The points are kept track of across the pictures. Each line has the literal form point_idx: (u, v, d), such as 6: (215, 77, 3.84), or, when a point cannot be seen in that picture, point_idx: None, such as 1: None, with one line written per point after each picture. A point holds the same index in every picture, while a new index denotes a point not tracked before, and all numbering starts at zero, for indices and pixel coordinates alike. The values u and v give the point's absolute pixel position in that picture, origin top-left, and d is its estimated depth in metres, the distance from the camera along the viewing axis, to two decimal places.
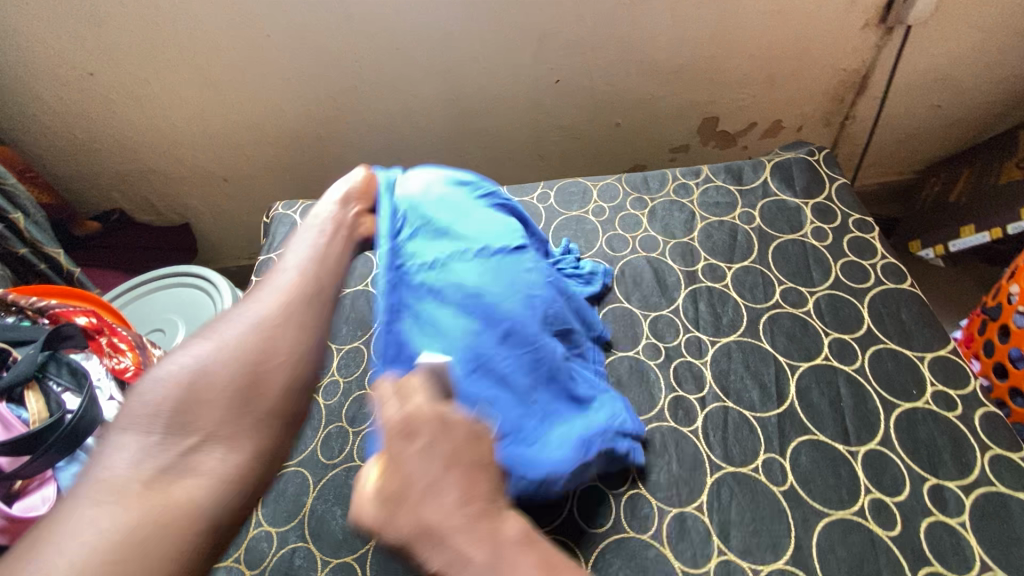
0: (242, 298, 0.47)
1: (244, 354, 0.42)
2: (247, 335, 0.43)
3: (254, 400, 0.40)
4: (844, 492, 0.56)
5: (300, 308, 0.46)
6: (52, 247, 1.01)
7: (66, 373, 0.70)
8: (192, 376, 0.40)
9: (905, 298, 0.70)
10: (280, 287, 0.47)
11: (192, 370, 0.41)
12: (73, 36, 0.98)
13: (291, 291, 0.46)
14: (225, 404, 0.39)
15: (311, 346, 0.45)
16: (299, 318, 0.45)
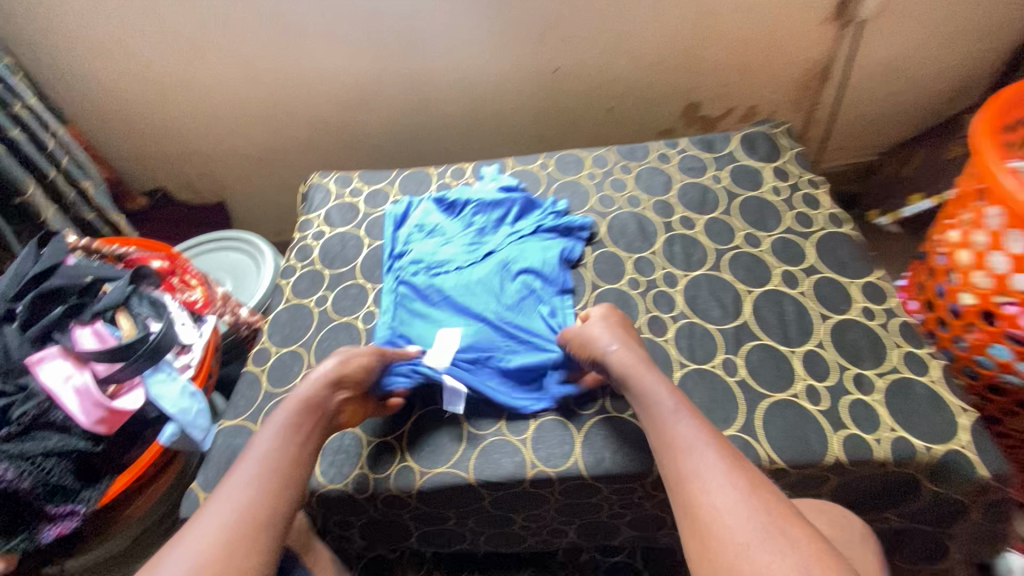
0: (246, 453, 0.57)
1: (242, 509, 0.51)
2: (244, 495, 0.52)
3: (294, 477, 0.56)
4: (784, 380, 0.70)
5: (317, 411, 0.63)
6: (115, 213, 1.18)
7: (147, 303, 0.84)
8: (261, 453, 0.56)
9: (844, 239, 0.84)
10: (264, 446, 0.57)
11: (261, 446, 0.58)
12: (135, 31, 1.13)
13: (273, 452, 0.57)
14: (278, 477, 0.55)
15: (283, 500, 0.53)
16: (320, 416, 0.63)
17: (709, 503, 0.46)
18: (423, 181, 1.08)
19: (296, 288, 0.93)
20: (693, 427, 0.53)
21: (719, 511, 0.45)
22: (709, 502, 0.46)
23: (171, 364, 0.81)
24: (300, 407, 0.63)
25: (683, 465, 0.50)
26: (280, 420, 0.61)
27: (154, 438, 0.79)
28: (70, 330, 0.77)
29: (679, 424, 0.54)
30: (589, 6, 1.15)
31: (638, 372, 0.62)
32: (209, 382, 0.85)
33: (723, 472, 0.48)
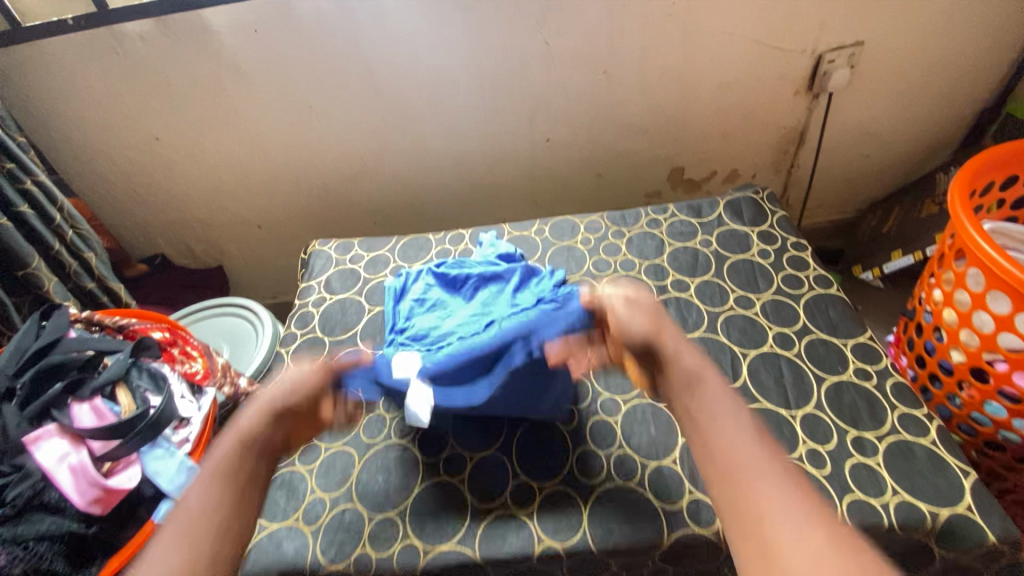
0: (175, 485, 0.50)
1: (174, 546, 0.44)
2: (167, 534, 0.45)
3: (239, 511, 0.49)
4: (786, 445, 0.71)
5: (268, 446, 0.55)
6: (114, 282, 1.18)
7: (147, 376, 0.84)
8: (199, 477, 0.50)
9: (832, 299, 0.87)
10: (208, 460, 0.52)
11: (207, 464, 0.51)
12: (145, 109, 1.18)
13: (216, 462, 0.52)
14: (220, 517, 0.47)
15: (224, 509, 0.48)
16: (269, 422, 0.56)
17: (761, 500, 0.40)
18: (422, 247, 1.10)
19: (298, 356, 0.94)
20: (746, 428, 0.45)
21: (766, 508, 0.40)
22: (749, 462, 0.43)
23: (170, 438, 0.80)
24: (246, 422, 0.56)
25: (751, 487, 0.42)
26: (222, 443, 0.53)
27: (149, 517, 0.77)
28: (67, 407, 0.76)
29: (726, 424, 0.46)
30: (578, 82, 1.23)
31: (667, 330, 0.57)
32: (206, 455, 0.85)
33: (789, 497, 0.40)
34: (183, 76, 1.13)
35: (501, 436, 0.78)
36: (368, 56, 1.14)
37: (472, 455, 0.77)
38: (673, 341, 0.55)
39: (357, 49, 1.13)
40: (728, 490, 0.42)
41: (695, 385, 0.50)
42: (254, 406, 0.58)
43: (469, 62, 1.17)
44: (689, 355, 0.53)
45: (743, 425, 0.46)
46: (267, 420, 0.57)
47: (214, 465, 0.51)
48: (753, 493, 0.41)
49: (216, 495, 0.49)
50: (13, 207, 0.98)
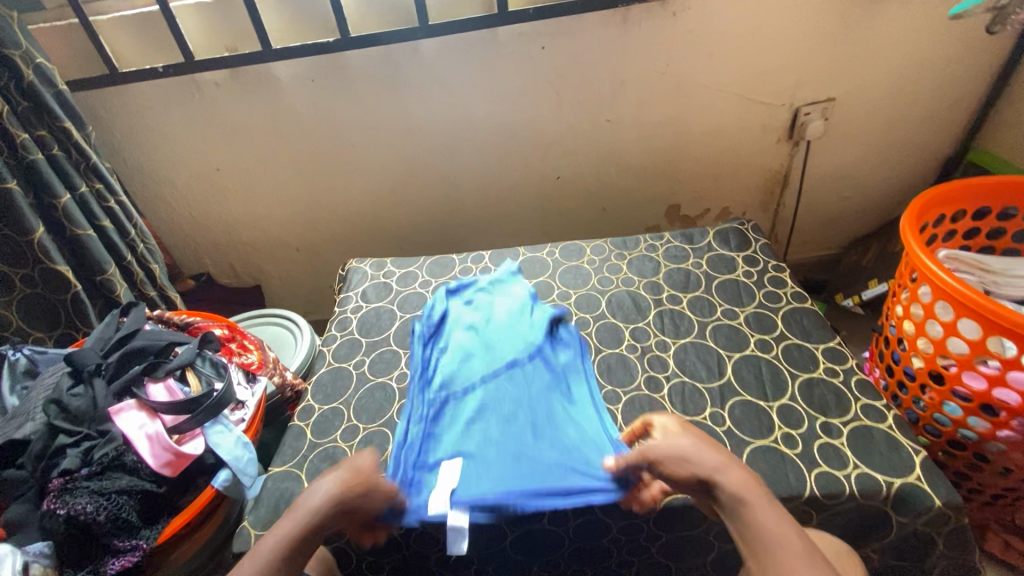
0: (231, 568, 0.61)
1: None
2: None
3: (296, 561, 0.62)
4: (763, 429, 0.82)
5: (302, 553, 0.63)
6: (172, 292, 1.32)
7: (210, 364, 0.97)
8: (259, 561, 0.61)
9: (807, 312, 1.00)
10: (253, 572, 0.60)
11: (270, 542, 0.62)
12: (209, 143, 1.36)
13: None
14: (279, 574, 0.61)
15: None
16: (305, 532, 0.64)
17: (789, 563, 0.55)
18: (447, 265, 1.25)
19: (337, 353, 1.07)
20: (790, 540, 0.58)
21: (788, 564, 0.56)
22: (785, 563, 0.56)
23: (228, 417, 0.92)
24: (297, 526, 0.64)
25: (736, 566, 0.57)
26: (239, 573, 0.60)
27: (206, 484, 0.88)
28: (145, 385, 0.90)
29: (774, 529, 0.59)
30: (586, 127, 1.41)
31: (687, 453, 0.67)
32: (257, 434, 0.97)
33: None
34: (246, 116, 1.32)
35: None
36: (405, 103, 1.33)
37: None
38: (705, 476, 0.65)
39: (396, 97, 1.31)
40: (765, 561, 0.57)
41: (747, 504, 0.62)
42: (292, 518, 0.64)
43: (492, 109, 1.35)
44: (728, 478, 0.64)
45: (792, 548, 0.57)
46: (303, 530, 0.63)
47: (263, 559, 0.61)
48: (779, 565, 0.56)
49: (257, 575, 0.60)
50: (97, 221, 1.14)
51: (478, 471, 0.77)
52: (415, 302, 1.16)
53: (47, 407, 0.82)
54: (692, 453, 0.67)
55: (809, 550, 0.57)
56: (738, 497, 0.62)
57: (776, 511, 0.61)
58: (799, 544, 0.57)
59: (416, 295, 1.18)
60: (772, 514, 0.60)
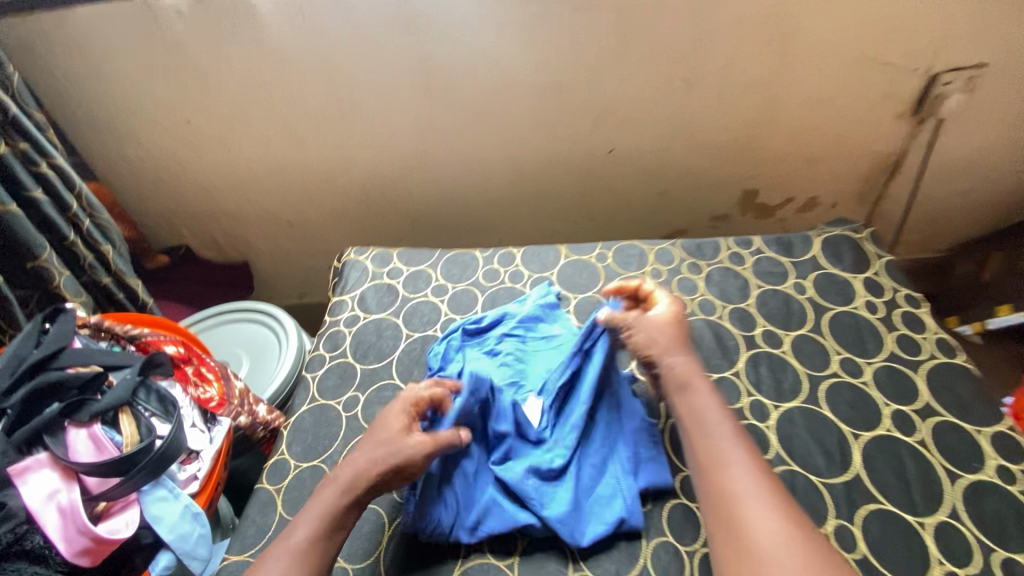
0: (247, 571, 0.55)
1: None
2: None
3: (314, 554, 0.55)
4: (917, 563, 0.58)
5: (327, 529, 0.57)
6: (132, 279, 1.08)
7: (154, 400, 0.74)
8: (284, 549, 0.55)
9: (960, 373, 0.73)
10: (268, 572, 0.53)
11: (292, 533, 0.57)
12: (177, 90, 1.08)
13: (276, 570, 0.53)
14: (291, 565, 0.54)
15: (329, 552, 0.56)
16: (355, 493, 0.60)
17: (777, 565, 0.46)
18: (468, 265, 0.99)
19: (323, 385, 0.82)
20: (783, 548, 0.48)
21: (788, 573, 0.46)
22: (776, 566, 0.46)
23: (176, 476, 0.70)
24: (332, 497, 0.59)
25: (743, 514, 0.51)
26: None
27: (144, 567, 0.66)
28: (63, 432, 0.66)
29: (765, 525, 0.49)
30: (653, 88, 1.09)
31: (693, 388, 0.62)
32: (217, 494, 0.74)
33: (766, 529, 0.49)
34: (219, 57, 1.03)
35: None
36: (421, 48, 1.02)
37: (527, 535, 0.64)
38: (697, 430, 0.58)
39: (410, 40, 1.01)
40: (745, 562, 0.48)
41: (723, 472, 0.54)
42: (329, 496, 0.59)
43: (535, 59, 1.04)
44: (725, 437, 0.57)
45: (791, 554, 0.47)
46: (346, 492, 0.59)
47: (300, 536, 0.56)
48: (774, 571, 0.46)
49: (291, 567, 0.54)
50: (26, 192, 0.88)
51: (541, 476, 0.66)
52: (427, 316, 0.90)
53: None
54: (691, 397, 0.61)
55: (812, 549, 0.48)
56: (738, 483, 0.53)
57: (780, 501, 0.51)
58: (801, 548, 0.47)
59: (428, 305, 0.92)
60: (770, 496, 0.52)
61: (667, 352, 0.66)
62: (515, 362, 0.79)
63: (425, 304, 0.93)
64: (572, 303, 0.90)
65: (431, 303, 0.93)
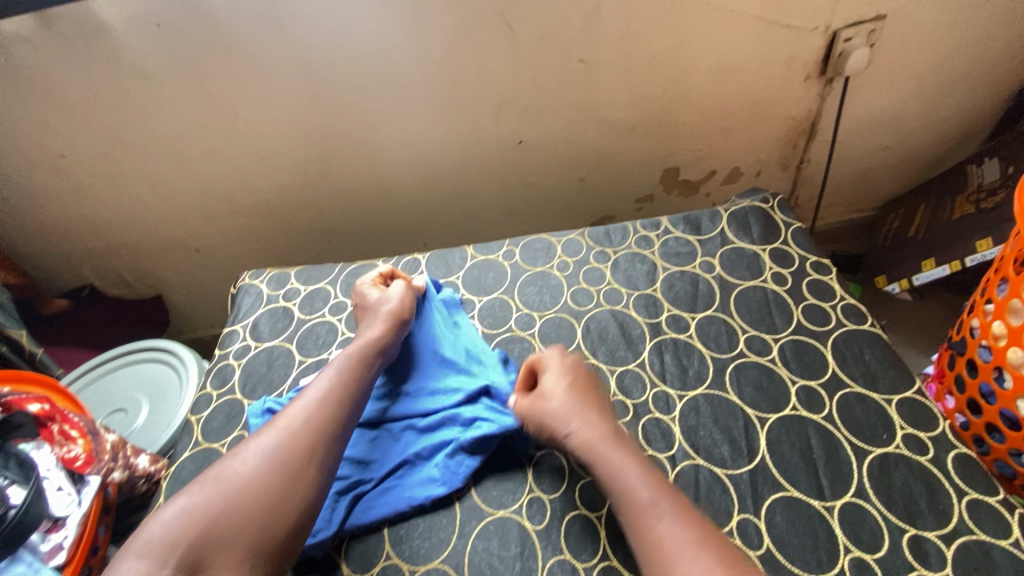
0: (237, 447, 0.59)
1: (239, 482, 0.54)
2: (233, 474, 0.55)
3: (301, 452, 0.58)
4: (823, 554, 0.54)
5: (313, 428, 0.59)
6: (15, 329, 0.99)
7: (12, 465, 0.66)
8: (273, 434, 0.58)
9: (867, 339, 0.70)
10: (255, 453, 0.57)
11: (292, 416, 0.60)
12: (41, 122, 1.00)
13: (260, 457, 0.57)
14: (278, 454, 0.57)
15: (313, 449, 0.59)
16: (331, 406, 0.61)
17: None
18: (369, 277, 0.93)
19: (208, 427, 0.76)
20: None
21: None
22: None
23: (37, 547, 0.63)
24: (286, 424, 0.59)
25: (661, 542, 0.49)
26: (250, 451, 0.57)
27: None
28: None
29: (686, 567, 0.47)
30: (551, 73, 1.04)
31: (603, 454, 0.56)
32: (90, 560, 0.68)
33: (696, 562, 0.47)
34: (78, 81, 0.95)
35: (453, 542, 0.59)
36: (296, 53, 0.96)
37: (415, 572, 0.58)
38: (620, 478, 0.54)
39: (285, 45, 0.95)
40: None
41: (647, 515, 0.51)
42: (285, 417, 0.60)
43: (422, 53, 0.99)
44: (642, 486, 0.53)
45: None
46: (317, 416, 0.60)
47: (258, 459, 0.56)
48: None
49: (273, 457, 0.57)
50: None
51: (440, 444, 0.65)
52: (324, 337, 0.84)
53: None
54: (601, 448, 0.57)
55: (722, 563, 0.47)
56: (657, 525, 0.50)
57: (701, 539, 0.49)
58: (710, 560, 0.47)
59: (325, 325, 0.86)
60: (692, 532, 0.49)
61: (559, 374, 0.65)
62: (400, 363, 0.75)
63: (323, 324, 0.87)
64: (476, 307, 0.85)
65: (329, 322, 0.87)
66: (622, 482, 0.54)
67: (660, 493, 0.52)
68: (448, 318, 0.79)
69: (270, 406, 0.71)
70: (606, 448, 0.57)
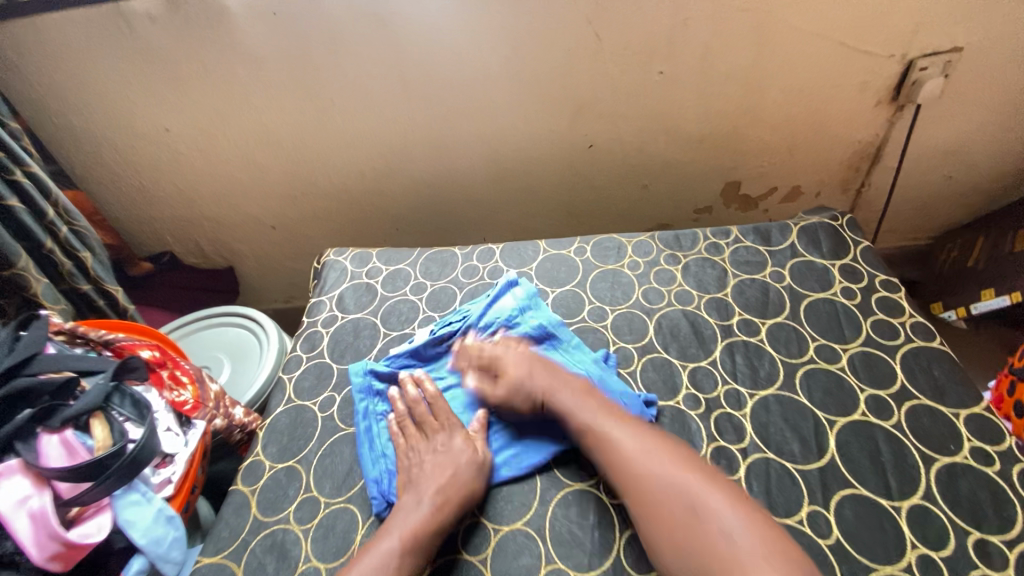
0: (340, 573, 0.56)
1: None
2: None
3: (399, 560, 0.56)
4: (891, 548, 0.57)
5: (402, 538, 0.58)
6: (112, 285, 1.06)
7: (128, 404, 0.73)
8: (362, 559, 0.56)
9: (935, 356, 0.73)
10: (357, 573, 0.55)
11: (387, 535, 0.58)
12: (155, 95, 1.08)
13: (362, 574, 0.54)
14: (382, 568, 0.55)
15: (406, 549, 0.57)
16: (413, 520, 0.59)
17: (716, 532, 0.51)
18: (447, 262, 0.98)
19: (300, 386, 0.82)
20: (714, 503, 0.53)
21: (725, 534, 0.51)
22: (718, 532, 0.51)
23: (149, 479, 0.69)
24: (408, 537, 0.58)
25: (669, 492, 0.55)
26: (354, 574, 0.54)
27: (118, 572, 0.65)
28: (35, 438, 0.66)
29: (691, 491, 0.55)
30: (630, 81, 1.09)
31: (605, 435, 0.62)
32: (190, 498, 0.73)
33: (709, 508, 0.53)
34: (195, 60, 1.03)
35: (534, 507, 0.63)
36: (396, 47, 1.02)
37: (498, 531, 0.62)
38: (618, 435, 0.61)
39: (386, 39, 1.01)
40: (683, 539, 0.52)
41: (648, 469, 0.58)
42: (394, 534, 0.58)
43: (511, 55, 1.04)
44: (630, 438, 0.61)
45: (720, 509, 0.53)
46: (440, 522, 0.59)
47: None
48: (714, 539, 0.51)
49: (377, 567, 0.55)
50: (1, 201, 0.87)
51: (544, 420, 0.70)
52: (407, 314, 0.90)
53: None
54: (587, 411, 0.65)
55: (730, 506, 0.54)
56: (644, 459, 0.58)
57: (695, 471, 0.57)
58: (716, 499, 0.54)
59: (406, 303, 0.92)
60: (685, 467, 0.57)
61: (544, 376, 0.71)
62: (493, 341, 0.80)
63: (404, 302, 0.92)
64: (550, 298, 0.89)
65: (410, 301, 0.93)
66: (592, 422, 0.64)
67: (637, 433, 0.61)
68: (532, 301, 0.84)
69: (374, 367, 0.77)
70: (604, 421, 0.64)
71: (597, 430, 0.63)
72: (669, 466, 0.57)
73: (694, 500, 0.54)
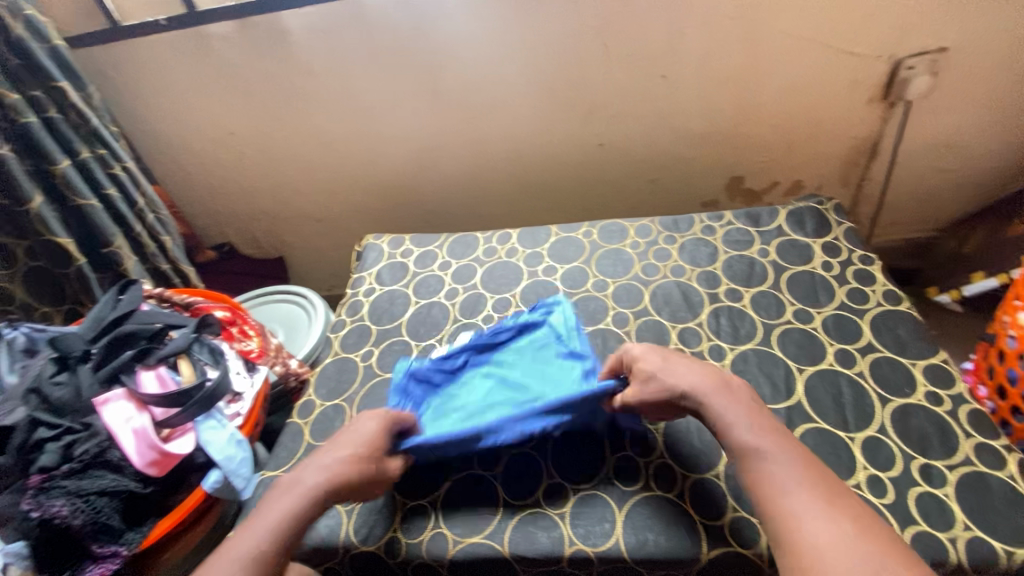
0: (235, 533, 0.57)
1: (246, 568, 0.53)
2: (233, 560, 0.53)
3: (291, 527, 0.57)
4: (843, 468, 0.66)
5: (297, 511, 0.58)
6: (187, 266, 1.26)
7: (206, 351, 0.89)
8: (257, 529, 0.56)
9: (902, 318, 0.81)
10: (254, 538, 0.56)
11: (284, 505, 0.59)
12: (223, 105, 1.26)
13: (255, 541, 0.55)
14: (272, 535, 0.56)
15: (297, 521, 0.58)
16: (312, 493, 0.60)
17: (831, 566, 0.46)
18: (470, 244, 1.11)
19: (344, 342, 0.96)
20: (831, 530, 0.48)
21: (822, 549, 0.47)
22: (818, 551, 0.47)
23: (223, 411, 0.84)
24: (296, 505, 0.59)
25: (790, 510, 0.51)
26: (246, 541, 0.55)
27: (199, 483, 0.80)
28: (136, 373, 0.82)
29: (818, 527, 0.49)
30: (636, 84, 1.21)
31: (757, 450, 0.56)
32: (255, 431, 0.88)
33: (838, 539, 0.48)
34: (258, 73, 1.20)
35: (538, 435, 0.75)
36: (427, 58, 1.18)
37: (508, 452, 0.74)
38: (736, 431, 0.58)
39: (420, 51, 1.16)
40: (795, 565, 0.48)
41: (777, 491, 0.53)
42: (288, 506, 0.58)
43: (529, 63, 1.18)
44: (785, 468, 0.54)
45: (836, 535, 0.48)
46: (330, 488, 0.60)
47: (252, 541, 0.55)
48: (815, 557, 0.47)
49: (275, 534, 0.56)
50: (104, 190, 1.05)
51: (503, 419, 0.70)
52: (434, 287, 1.03)
53: (27, 397, 0.74)
54: (714, 401, 0.61)
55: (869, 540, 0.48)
56: (777, 470, 0.54)
57: (814, 489, 0.52)
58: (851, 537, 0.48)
59: (434, 277, 1.06)
60: (829, 507, 0.50)
61: (689, 380, 0.64)
62: (518, 360, 0.82)
63: (432, 277, 1.06)
64: (559, 272, 1.01)
65: (437, 275, 1.06)
66: (731, 428, 0.59)
67: (780, 452, 0.55)
68: (564, 321, 0.84)
69: (414, 368, 0.82)
70: (756, 436, 0.57)
71: (728, 427, 0.59)
72: (802, 495, 0.52)
73: (805, 532, 0.49)
